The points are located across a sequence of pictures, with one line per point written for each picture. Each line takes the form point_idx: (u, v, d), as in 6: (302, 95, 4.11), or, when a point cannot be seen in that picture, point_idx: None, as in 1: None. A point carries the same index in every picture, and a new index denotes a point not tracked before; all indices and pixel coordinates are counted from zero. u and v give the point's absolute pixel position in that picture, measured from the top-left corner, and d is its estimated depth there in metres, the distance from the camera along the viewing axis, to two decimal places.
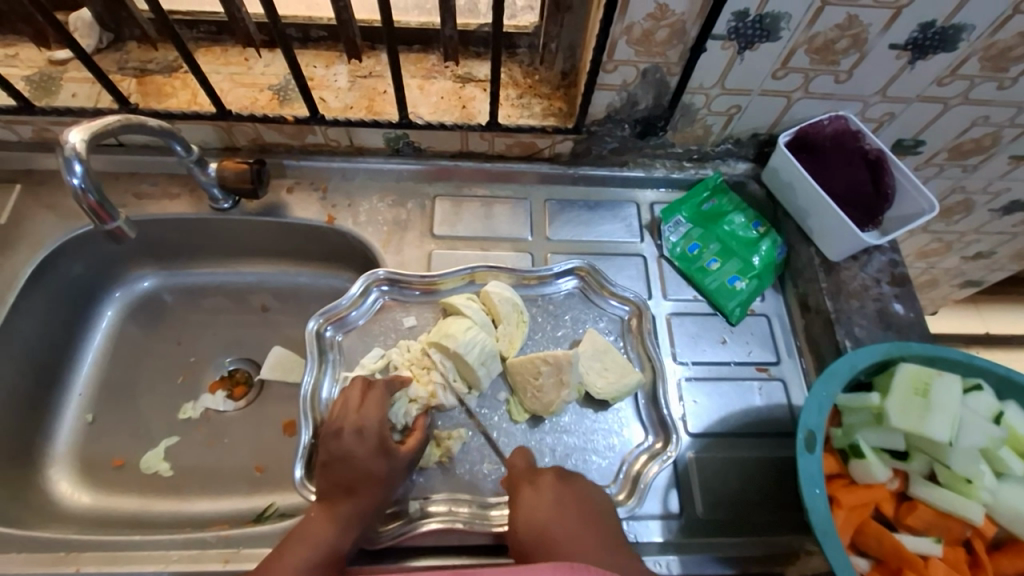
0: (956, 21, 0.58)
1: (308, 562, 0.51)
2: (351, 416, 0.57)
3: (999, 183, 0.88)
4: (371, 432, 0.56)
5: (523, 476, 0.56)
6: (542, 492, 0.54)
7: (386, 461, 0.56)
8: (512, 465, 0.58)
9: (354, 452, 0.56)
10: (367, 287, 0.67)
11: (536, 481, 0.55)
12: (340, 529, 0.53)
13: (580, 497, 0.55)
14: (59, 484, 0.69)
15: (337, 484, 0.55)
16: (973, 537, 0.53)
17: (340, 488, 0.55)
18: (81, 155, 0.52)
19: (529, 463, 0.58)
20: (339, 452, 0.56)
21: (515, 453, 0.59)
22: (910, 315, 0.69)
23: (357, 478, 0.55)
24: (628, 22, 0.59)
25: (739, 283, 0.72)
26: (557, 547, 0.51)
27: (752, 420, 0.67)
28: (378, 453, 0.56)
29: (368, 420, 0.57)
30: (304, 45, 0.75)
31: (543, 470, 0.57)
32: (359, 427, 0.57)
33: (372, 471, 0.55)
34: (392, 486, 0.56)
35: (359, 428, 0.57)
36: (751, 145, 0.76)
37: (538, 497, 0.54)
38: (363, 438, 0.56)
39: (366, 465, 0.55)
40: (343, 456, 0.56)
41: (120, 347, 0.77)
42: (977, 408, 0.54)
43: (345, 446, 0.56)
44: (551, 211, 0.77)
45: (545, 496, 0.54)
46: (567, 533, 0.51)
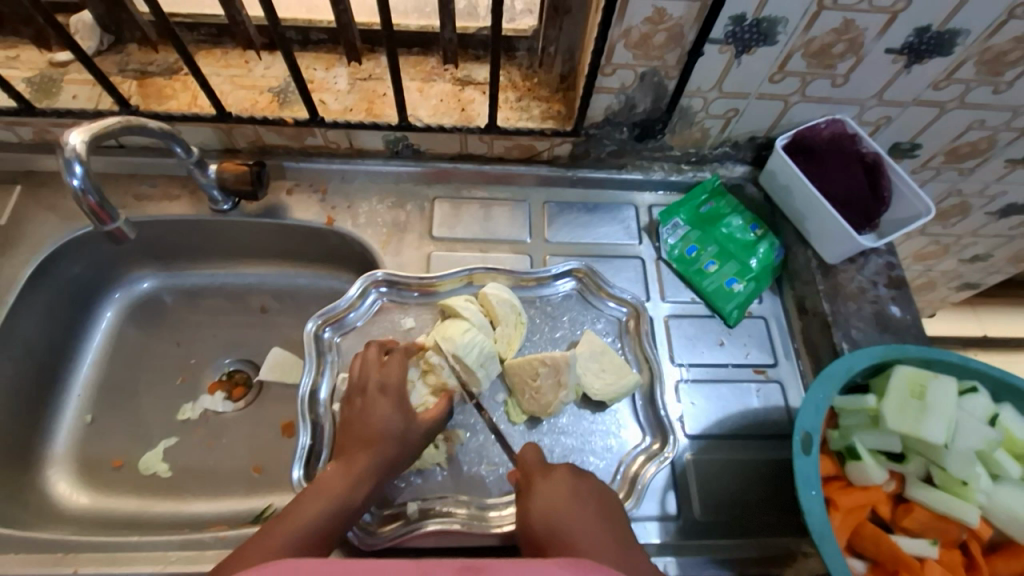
0: (951, 26, 0.59)
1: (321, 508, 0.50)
2: (373, 377, 0.59)
3: (996, 186, 0.88)
4: (393, 392, 0.58)
5: (536, 469, 0.56)
6: (556, 485, 0.54)
7: (404, 420, 0.56)
8: (523, 460, 0.57)
9: (374, 407, 0.57)
10: (366, 288, 0.68)
11: (550, 474, 0.55)
12: (353, 481, 0.53)
13: (594, 494, 0.54)
14: (58, 485, 0.69)
15: (354, 439, 0.55)
16: (969, 539, 0.53)
17: (357, 442, 0.55)
18: (81, 156, 0.52)
19: (541, 458, 0.58)
20: (359, 413, 0.57)
21: (526, 447, 0.58)
22: (907, 317, 0.69)
23: (375, 429, 0.55)
24: (626, 26, 0.60)
25: (736, 285, 0.72)
26: (569, 536, 0.50)
27: (750, 422, 0.67)
28: (397, 407, 0.57)
29: (387, 379, 0.59)
30: (304, 47, 0.76)
31: (555, 465, 0.57)
32: (382, 388, 0.58)
33: (389, 427, 0.55)
34: (408, 448, 0.56)
35: (381, 388, 0.58)
36: (749, 148, 0.77)
37: (552, 489, 0.54)
38: (384, 397, 0.57)
39: (384, 421, 0.56)
40: (363, 413, 0.57)
41: (119, 348, 0.77)
42: (973, 410, 0.54)
43: (367, 403, 0.57)
44: (550, 213, 0.78)
45: (558, 489, 0.54)
46: (581, 525, 0.51)
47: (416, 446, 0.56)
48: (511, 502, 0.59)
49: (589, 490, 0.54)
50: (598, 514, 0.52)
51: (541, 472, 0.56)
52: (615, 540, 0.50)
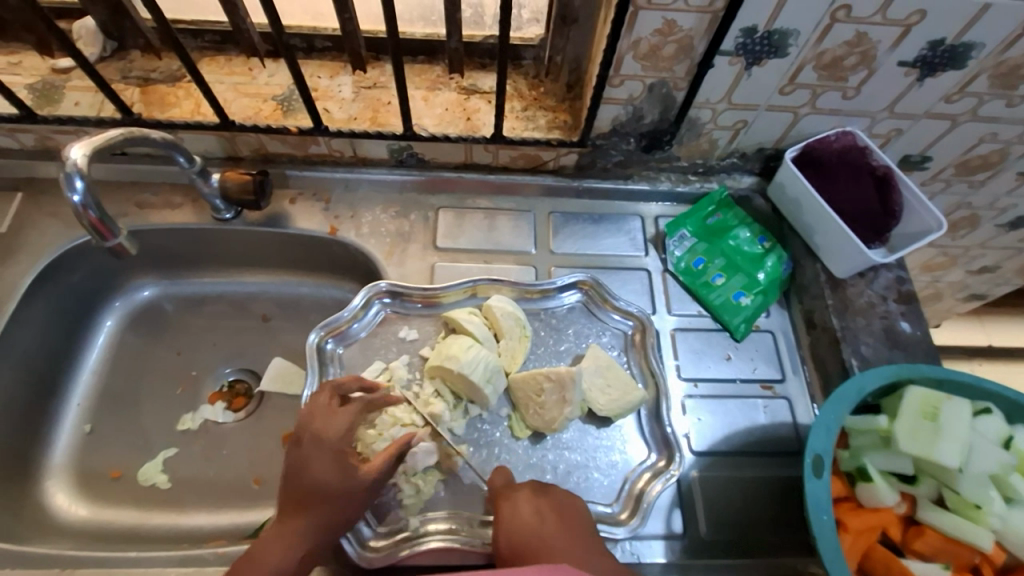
0: (965, 39, 0.58)
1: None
2: (315, 424, 0.56)
3: (1006, 199, 0.87)
4: (330, 442, 0.55)
5: (504, 492, 0.55)
6: (525, 502, 0.53)
7: (340, 476, 0.53)
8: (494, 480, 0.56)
9: (309, 463, 0.54)
10: (369, 298, 0.67)
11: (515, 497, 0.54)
12: (289, 545, 0.51)
13: (562, 509, 0.53)
14: (56, 496, 0.68)
15: (289, 499, 0.53)
16: (982, 562, 0.52)
17: (294, 502, 0.53)
18: (83, 170, 0.52)
19: (507, 479, 0.56)
20: (299, 460, 0.54)
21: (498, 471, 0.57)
22: (917, 332, 0.68)
23: (308, 490, 0.53)
24: (634, 38, 0.59)
25: (743, 299, 0.71)
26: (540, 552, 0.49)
27: (757, 439, 0.66)
28: (333, 464, 0.54)
29: (327, 429, 0.55)
30: (308, 54, 0.75)
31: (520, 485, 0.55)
32: (318, 436, 0.55)
33: (323, 486, 0.53)
34: (347, 507, 0.53)
35: (317, 437, 0.55)
36: (757, 159, 0.76)
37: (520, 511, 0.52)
38: (320, 448, 0.55)
39: (318, 477, 0.53)
40: (298, 468, 0.54)
41: (119, 357, 0.76)
42: (987, 432, 0.53)
43: (301, 456, 0.54)
44: (555, 223, 0.77)
45: (526, 506, 0.53)
46: (550, 541, 0.50)
47: (355, 499, 0.54)
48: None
49: (554, 505, 0.54)
50: (567, 529, 0.52)
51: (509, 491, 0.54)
52: (589, 551, 0.50)
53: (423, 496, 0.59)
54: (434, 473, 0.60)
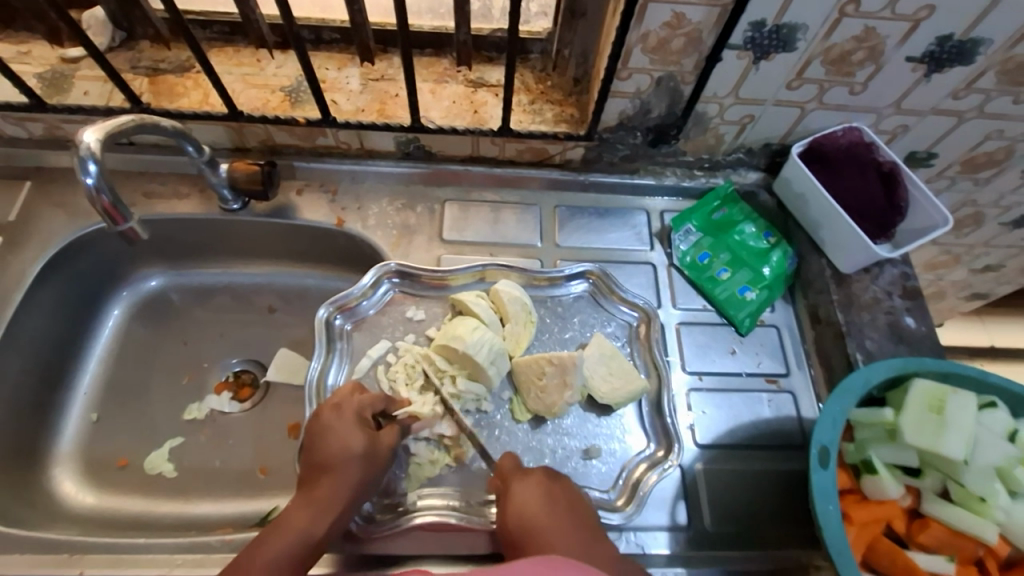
0: (973, 35, 0.58)
1: (283, 550, 0.49)
2: (335, 398, 0.57)
3: (1010, 197, 0.88)
4: (350, 411, 0.56)
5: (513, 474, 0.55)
6: (531, 489, 0.53)
7: (365, 439, 0.54)
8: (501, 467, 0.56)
9: (332, 430, 0.55)
10: (379, 277, 0.67)
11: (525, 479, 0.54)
12: (315, 514, 0.51)
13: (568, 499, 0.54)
14: (64, 484, 0.68)
15: (314, 465, 0.54)
16: (986, 555, 0.52)
17: (318, 470, 0.53)
18: (96, 155, 0.52)
19: (515, 466, 0.56)
20: (315, 432, 0.55)
21: (504, 456, 0.57)
22: (922, 328, 0.68)
23: (332, 455, 0.53)
24: (644, 30, 0.59)
25: (749, 293, 0.71)
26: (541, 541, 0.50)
27: (761, 432, 0.66)
28: (356, 429, 0.55)
29: (346, 399, 0.57)
30: (316, 46, 0.75)
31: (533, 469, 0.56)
32: (335, 406, 0.56)
33: (347, 450, 0.53)
34: (370, 469, 0.54)
35: (336, 406, 0.57)
36: (763, 155, 0.76)
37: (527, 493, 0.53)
38: (341, 416, 0.56)
39: (342, 442, 0.54)
40: (318, 438, 0.55)
41: (126, 346, 0.77)
42: (993, 425, 0.54)
43: (321, 427, 0.55)
44: (561, 217, 0.77)
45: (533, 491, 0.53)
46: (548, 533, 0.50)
47: (382, 460, 0.55)
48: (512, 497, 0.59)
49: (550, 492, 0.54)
50: (573, 518, 0.52)
51: (517, 477, 0.55)
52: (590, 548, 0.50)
53: (429, 470, 0.59)
54: (439, 456, 0.60)
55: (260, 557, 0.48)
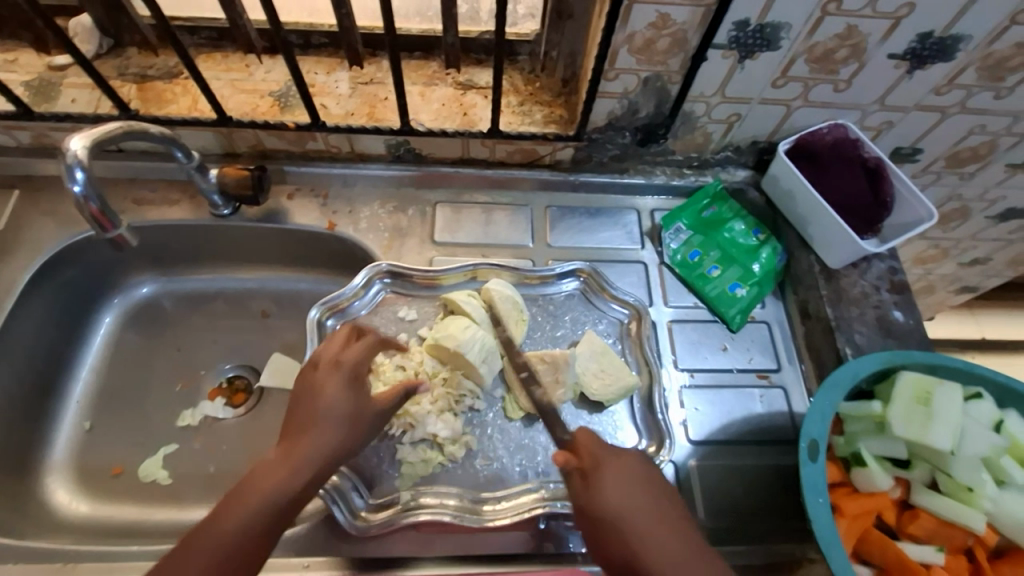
0: (953, 31, 0.59)
1: (249, 508, 0.47)
2: (327, 354, 0.57)
3: (995, 191, 0.89)
4: (345, 369, 0.56)
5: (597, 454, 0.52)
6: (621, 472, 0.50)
7: (353, 401, 0.54)
8: (580, 444, 0.53)
9: (323, 385, 0.54)
10: (370, 278, 0.68)
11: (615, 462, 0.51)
12: (290, 472, 0.49)
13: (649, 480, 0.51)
14: (57, 493, 0.68)
15: (297, 422, 0.53)
16: (975, 545, 0.53)
17: (301, 426, 0.52)
18: (84, 161, 0.52)
19: (599, 444, 0.53)
20: (304, 387, 0.55)
21: (581, 431, 0.54)
22: (909, 321, 0.69)
23: (318, 412, 0.52)
24: (629, 31, 0.59)
25: (739, 290, 0.72)
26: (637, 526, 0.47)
27: (754, 428, 0.67)
28: (347, 387, 0.54)
29: (345, 356, 0.57)
30: (304, 51, 0.75)
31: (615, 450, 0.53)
32: (331, 362, 0.56)
33: (335, 409, 0.53)
34: (354, 432, 0.53)
35: (333, 363, 0.56)
36: (751, 153, 0.77)
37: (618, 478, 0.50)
38: (335, 372, 0.55)
39: (329, 400, 0.53)
40: (309, 393, 0.54)
41: (118, 353, 0.77)
42: (979, 416, 0.54)
43: (313, 382, 0.55)
44: (552, 217, 0.77)
45: (626, 474, 0.50)
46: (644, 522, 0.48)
47: (366, 424, 0.54)
48: (505, 496, 0.59)
49: (643, 477, 0.51)
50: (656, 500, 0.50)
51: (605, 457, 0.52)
52: (687, 546, 0.47)
53: (422, 469, 0.60)
54: (433, 456, 0.60)
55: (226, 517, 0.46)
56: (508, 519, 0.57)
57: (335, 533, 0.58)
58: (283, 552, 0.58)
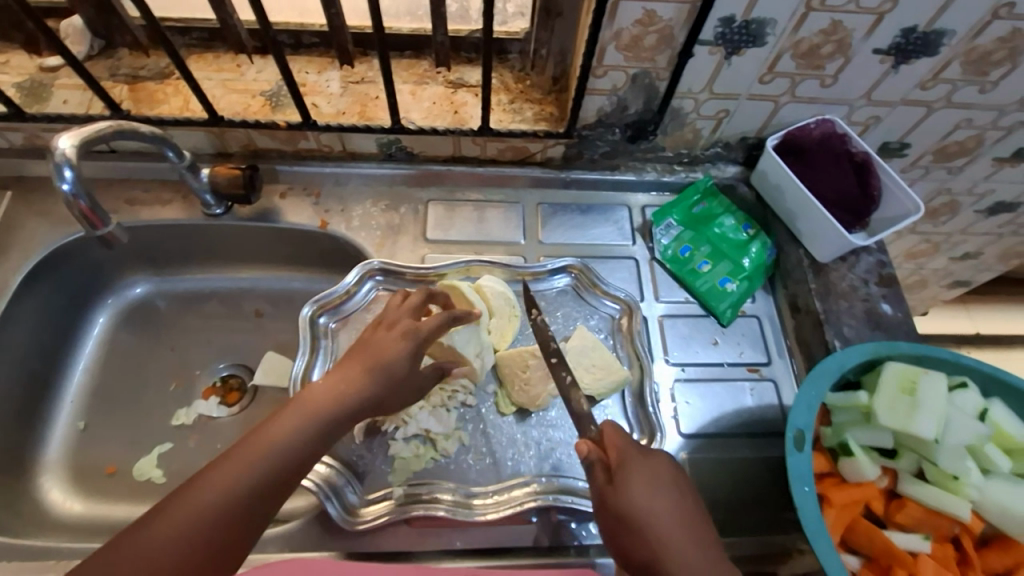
0: (937, 26, 0.60)
1: (258, 466, 0.46)
2: (404, 320, 0.57)
3: (983, 185, 0.89)
4: (418, 333, 0.56)
5: (622, 452, 0.50)
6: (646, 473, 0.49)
7: (408, 367, 0.55)
8: (608, 440, 0.51)
9: (388, 347, 0.54)
10: (362, 276, 0.68)
11: (640, 462, 0.50)
12: (332, 416, 0.51)
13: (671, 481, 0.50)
14: (51, 492, 0.68)
15: (329, 383, 0.52)
16: (962, 533, 0.54)
17: (355, 376, 0.53)
18: (72, 160, 0.52)
19: (628, 440, 0.52)
20: (370, 346, 0.55)
21: (606, 425, 0.52)
22: (898, 314, 0.70)
23: (377, 368, 0.53)
24: (616, 28, 0.60)
25: (729, 285, 0.73)
26: (660, 530, 0.47)
27: (745, 421, 0.67)
28: (410, 354, 0.55)
29: (425, 321, 0.57)
30: (295, 50, 0.76)
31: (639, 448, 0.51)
32: (399, 325, 0.56)
33: (393, 371, 0.54)
34: (393, 395, 0.55)
35: (405, 327, 0.56)
36: (741, 148, 0.77)
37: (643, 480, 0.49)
38: (404, 337, 0.55)
39: (391, 362, 0.54)
40: (369, 347, 0.54)
41: (112, 353, 0.77)
42: (964, 406, 0.55)
43: (376, 340, 0.55)
44: (543, 214, 0.78)
45: (650, 475, 0.49)
46: (667, 524, 0.47)
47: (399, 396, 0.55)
48: (497, 490, 0.59)
49: (668, 478, 0.50)
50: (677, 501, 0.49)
51: (630, 455, 0.50)
52: (703, 547, 0.47)
53: (415, 464, 0.60)
54: (427, 449, 0.61)
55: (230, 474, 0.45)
56: (499, 513, 0.58)
57: (329, 530, 0.59)
58: (277, 548, 0.58)
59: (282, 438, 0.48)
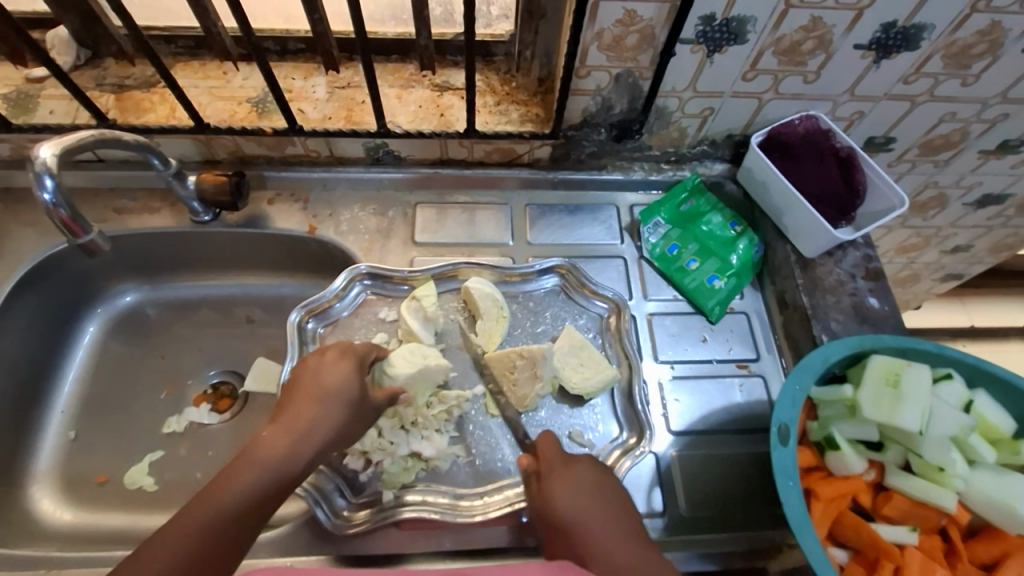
0: (916, 21, 0.60)
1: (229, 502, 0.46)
2: (336, 344, 0.59)
3: (971, 178, 0.90)
4: (354, 354, 0.58)
5: (551, 460, 0.56)
6: (570, 476, 0.54)
7: (358, 386, 0.56)
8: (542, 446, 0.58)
9: (325, 368, 0.56)
10: (350, 280, 0.68)
11: (566, 466, 0.55)
12: (296, 448, 0.51)
13: (595, 482, 0.54)
14: (42, 501, 0.68)
15: (283, 427, 0.52)
16: (949, 524, 0.54)
17: (306, 401, 0.53)
18: (52, 169, 0.52)
19: (555, 447, 0.57)
20: (315, 376, 0.55)
21: (544, 435, 0.59)
22: (885, 308, 0.70)
23: (325, 391, 0.54)
24: (597, 29, 0.60)
25: (717, 282, 0.73)
26: (579, 526, 0.50)
27: (734, 417, 0.67)
28: (354, 373, 0.56)
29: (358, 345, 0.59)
30: (282, 57, 0.76)
31: (573, 457, 0.56)
32: (339, 350, 0.58)
33: (343, 390, 0.55)
34: (355, 416, 0.55)
35: (341, 350, 0.58)
36: (727, 146, 0.78)
37: (567, 480, 0.53)
38: (343, 359, 0.57)
39: (337, 382, 0.55)
40: (315, 373, 0.55)
41: (103, 362, 0.77)
42: (949, 397, 0.55)
43: (320, 365, 0.56)
44: (531, 215, 0.78)
45: (577, 479, 0.54)
46: (588, 522, 0.50)
47: (359, 422, 0.56)
48: (485, 492, 0.60)
49: (591, 479, 0.54)
50: (598, 497, 0.53)
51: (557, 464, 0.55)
52: (626, 538, 0.49)
53: (404, 476, 0.60)
54: (415, 462, 0.60)
55: (182, 525, 0.43)
56: (488, 515, 0.58)
57: (319, 534, 0.59)
58: (267, 553, 0.58)
59: (239, 484, 0.47)
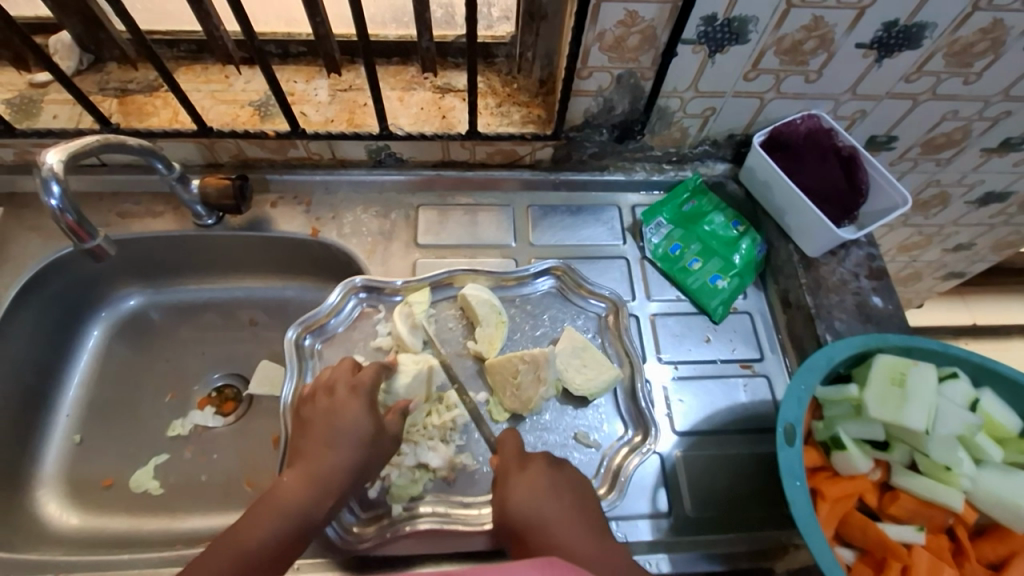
0: (918, 20, 0.60)
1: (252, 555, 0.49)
2: (342, 379, 0.58)
3: (974, 176, 0.90)
4: (366, 391, 0.57)
5: (512, 461, 0.55)
6: (532, 479, 0.53)
7: (373, 425, 0.55)
8: (503, 446, 0.57)
9: (338, 408, 0.56)
10: (346, 294, 0.68)
11: (527, 467, 0.54)
12: (315, 496, 0.52)
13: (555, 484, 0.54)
14: (48, 505, 0.68)
15: (301, 472, 0.53)
16: (956, 524, 0.54)
17: (321, 444, 0.54)
18: (59, 175, 0.52)
19: (514, 449, 0.56)
20: (330, 415, 0.55)
21: (505, 434, 0.58)
22: (889, 307, 0.70)
23: (338, 433, 0.54)
24: (599, 30, 0.60)
25: (719, 282, 0.73)
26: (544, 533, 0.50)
27: (739, 417, 0.67)
28: (366, 412, 0.56)
29: (364, 377, 0.58)
30: (283, 60, 0.76)
31: (532, 456, 0.56)
32: (352, 387, 0.57)
33: (358, 432, 0.54)
34: (373, 455, 0.55)
35: (351, 386, 0.57)
36: (729, 146, 0.78)
37: (530, 484, 0.53)
38: (355, 398, 0.56)
39: (351, 423, 0.54)
40: (330, 414, 0.55)
41: (107, 366, 0.77)
42: (954, 396, 0.55)
43: (334, 405, 0.56)
44: (533, 216, 0.78)
45: (537, 483, 0.53)
46: (552, 529, 0.51)
47: (378, 457, 0.55)
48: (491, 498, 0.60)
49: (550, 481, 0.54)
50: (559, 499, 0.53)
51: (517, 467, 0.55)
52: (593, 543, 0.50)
53: (411, 489, 0.59)
54: (423, 471, 0.60)
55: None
56: None
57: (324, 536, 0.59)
58: None
59: (260, 535, 0.49)
